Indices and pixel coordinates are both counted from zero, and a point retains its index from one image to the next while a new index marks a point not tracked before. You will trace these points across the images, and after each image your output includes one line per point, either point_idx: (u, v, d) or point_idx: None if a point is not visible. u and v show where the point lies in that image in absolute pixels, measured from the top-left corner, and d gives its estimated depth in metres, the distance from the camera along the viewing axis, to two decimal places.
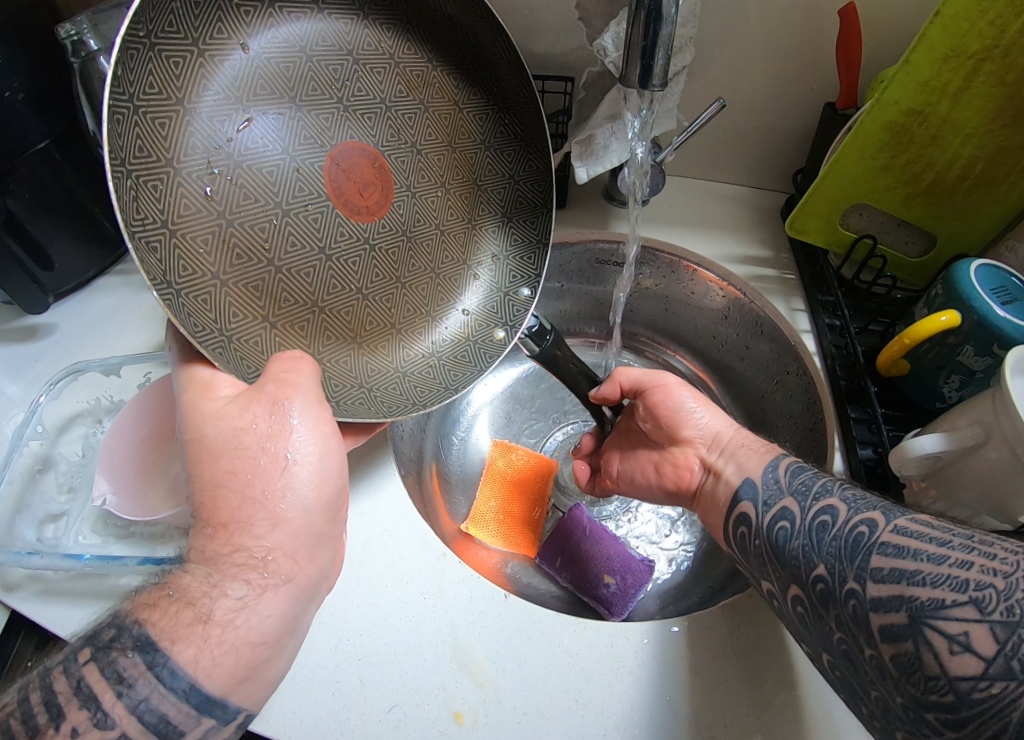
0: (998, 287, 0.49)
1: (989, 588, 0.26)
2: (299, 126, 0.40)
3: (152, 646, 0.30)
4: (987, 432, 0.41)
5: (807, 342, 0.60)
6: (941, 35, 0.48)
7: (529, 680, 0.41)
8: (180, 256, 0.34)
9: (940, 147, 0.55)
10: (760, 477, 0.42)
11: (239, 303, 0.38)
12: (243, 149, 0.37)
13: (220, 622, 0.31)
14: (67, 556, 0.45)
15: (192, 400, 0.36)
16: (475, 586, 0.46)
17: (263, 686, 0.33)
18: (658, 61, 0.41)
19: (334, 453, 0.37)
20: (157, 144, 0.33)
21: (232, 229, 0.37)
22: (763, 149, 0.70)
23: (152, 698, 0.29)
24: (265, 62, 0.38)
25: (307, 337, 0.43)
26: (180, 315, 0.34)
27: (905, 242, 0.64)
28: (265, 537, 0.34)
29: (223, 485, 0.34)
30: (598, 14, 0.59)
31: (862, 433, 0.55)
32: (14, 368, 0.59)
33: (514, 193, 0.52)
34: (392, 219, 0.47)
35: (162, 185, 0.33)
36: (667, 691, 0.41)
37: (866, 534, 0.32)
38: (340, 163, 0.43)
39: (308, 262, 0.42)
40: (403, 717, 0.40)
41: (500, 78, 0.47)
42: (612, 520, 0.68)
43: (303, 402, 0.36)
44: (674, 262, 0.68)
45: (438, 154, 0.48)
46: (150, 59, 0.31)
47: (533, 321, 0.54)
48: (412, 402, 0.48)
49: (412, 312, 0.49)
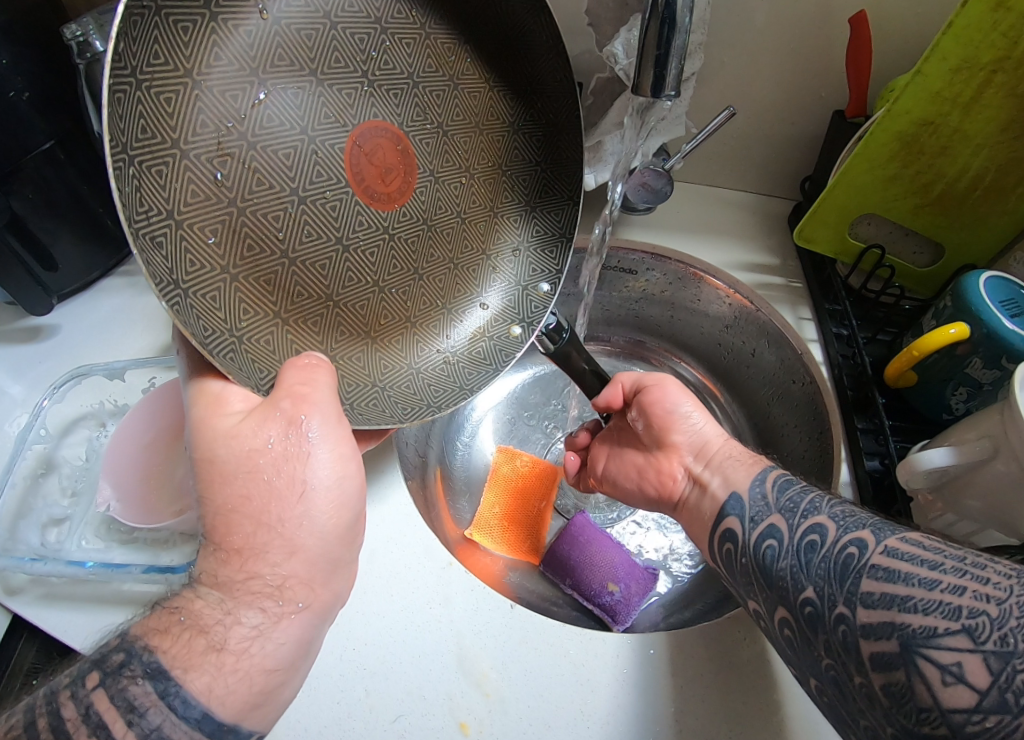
0: (1006, 301, 0.49)
1: (983, 616, 0.26)
2: (317, 103, 0.39)
3: (163, 674, 0.30)
4: (996, 446, 0.41)
5: (815, 352, 0.60)
6: (953, 47, 0.48)
7: (534, 690, 0.41)
8: (186, 248, 0.34)
9: (951, 157, 0.55)
10: (746, 491, 0.41)
11: (249, 298, 0.38)
12: (258, 127, 0.36)
13: (233, 650, 0.32)
14: (70, 562, 0.45)
15: (202, 415, 0.36)
16: (482, 595, 0.46)
17: (274, 709, 0.34)
18: (671, 71, 0.40)
19: (353, 476, 0.37)
20: (161, 124, 0.31)
21: (243, 217, 0.37)
22: (773, 156, 0.70)
23: (164, 726, 0.29)
24: (285, 29, 0.36)
25: (320, 332, 0.43)
26: (188, 316, 0.33)
27: (913, 252, 0.64)
28: (281, 564, 0.34)
29: (237, 511, 0.34)
30: (608, 19, 0.58)
31: (868, 444, 0.55)
32: (17, 370, 0.59)
33: (536, 180, 0.51)
34: (413, 206, 0.46)
35: (168, 168, 0.32)
36: (657, 703, 0.41)
37: (856, 555, 0.32)
38: (361, 146, 0.42)
39: (323, 253, 0.42)
40: (408, 726, 0.40)
41: (535, 56, 0.45)
42: (615, 526, 0.68)
43: (321, 419, 0.36)
44: (683, 270, 0.68)
45: (464, 135, 0.47)
46: (156, 25, 0.30)
47: (551, 318, 0.54)
48: (426, 403, 0.48)
49: (428, 305, 0.49)
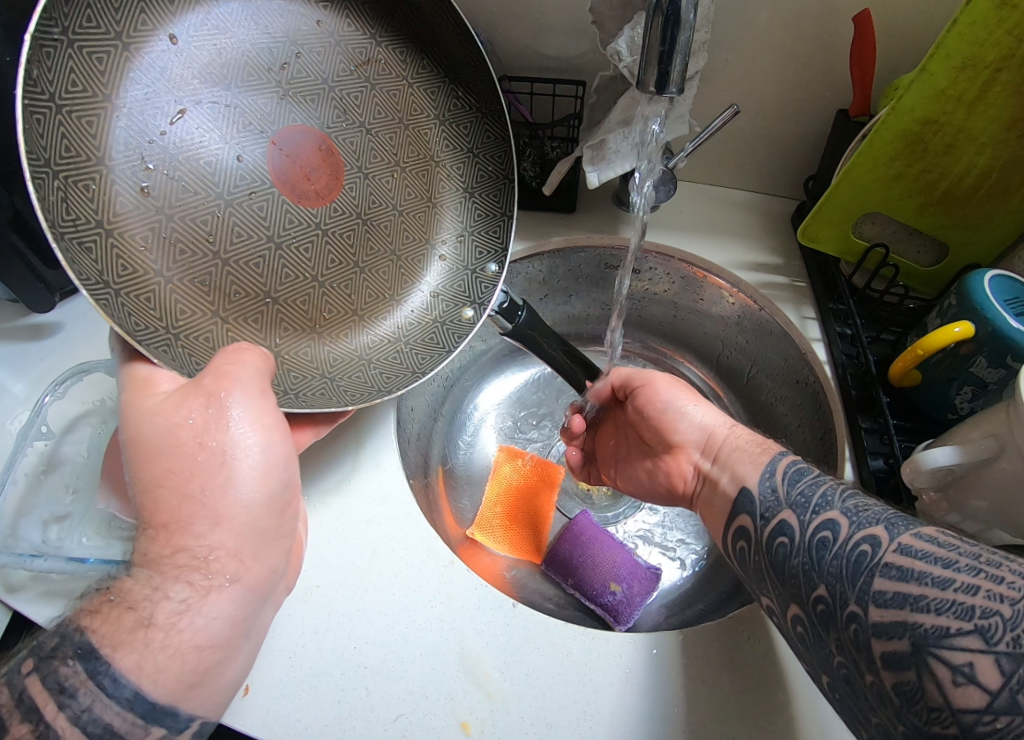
0: (1014, 298, 0.48)
1: (996, 616, 0.25)
2: (236, 114, 0.44)
3: (93, 653, 0.30)
4: (1001, 444, 0.41)
5: (818, 351, 0.60)
6: (958, 44, 0.47)
7: (537, 689, 0.41)
8: (117, 253, 0.39)
9: (956, 155, 0.55)
10: (756, 487, 0.41)
11: (185, 298, 0.42)
12: (178, 141, 0.41)
13: (162, 626, 0.31)
14: (72, 559, 0.46)
15: (131, 397, 0.37)
16: (486, 594, 0.46)
17: (217, 691, 0.33)
18: (676, 67, 0.40)
19: (279, 445, 0.37)
20: (84, 143, 0.36)
21: (172, 224, 0.42)
22: (774, 155, 0.70)
23: (95, 708, 0.29)
24: (194, 51, 0.41)
25: (261, 329, 0.46)
26: (117, 311, 0.38)
27: (917, 251, 0.64)
28: (207, 536, 0.34)
29: (163, 485, 0.34)
30: (613, 18, 0.57)
31: (873, 443, 0.54)
32: (19, 367, 0.59)
33: (474, 167, 0.54)
34: (345, 202, 0.50)
35: (94, 183, 0.37)
36: (665, 703, 0.41)
37: (869, 552, 0.32)
38: (283, 148, 0.47)
39: (256, 252, 0.46)
40: (409, 725, 0.40)
41: (447, 46, 0.49)
42: (616, 526, 0.68)
43: (242, 393, 0.37)
44: (685, 268, 0.68)
45: (389, 132, 0.51)
46: (70, 56, 0.35)
47: (504, 297, 0.54)
48: (375, 389, 0.49)
49: (375, 297, 0.52)
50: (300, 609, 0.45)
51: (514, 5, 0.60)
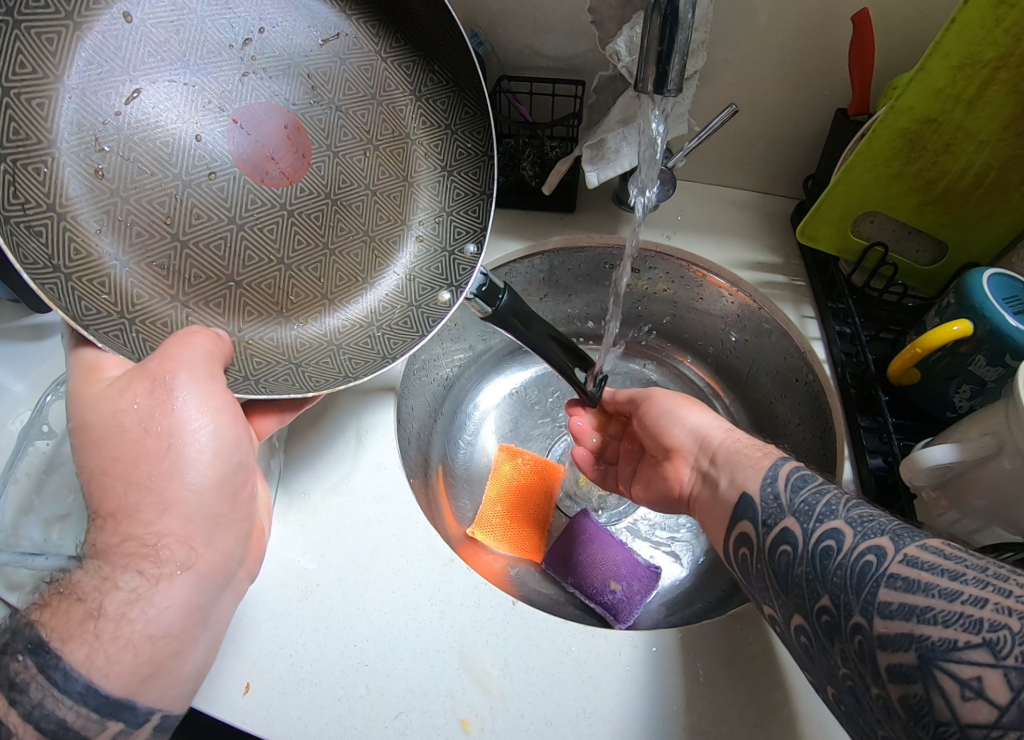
0: (1013, 296, 0.48)
1: (1004, 629, 0.25)
2: (195, 92, 0.44)
3: (43, 646, 0.30)
4: (1000, 443, 0.41)
5: (818, 350, 0.60)
6: (956, 43, 0.48)
7: (538, 687, 0.41)
8: (70, 236, 0.40)
9: (954, 154, 0.55)
10: (757, 493, 0.40)
11: (142, 282, 0.44)
12: (134, 122, 0.42)
13: (112, 617, 0.32)
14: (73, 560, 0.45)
15: (79, 382, 0.38)
16: (485, 592, 0.46)
17: (176, 682, 0.34)
18: (674, 67, 0.40)
19: (227, 427, 0.38)
20: (35, 127, 0.38)
21: (128, 205, 0.43)
22: (773, 154, 0.70)
23: (46, 703, 0.29)
24: (149, 26, 0.41)
25: (223, 312, 0.47)
26: (66, 295, 0.39)
27: (916, 250, 0.64)
28: (155, 522, 0.35)
29: (109, 472, 0.35)
30: (612, 18, 0.57)
31: (872, 441, 0.55)
32: (22, 367, 0.59)
33: (453, 145, 0.52)
34: (313, 182, 0.49)
35: (44, 166, 0.39)
36: (661, 702, 0.41)
37: (874, 563, 0.31)
38: (245, 127, 0.46)
39: (218, 234, 0.47)
40: (410, 723, 0.40)
41: (419, 18, 0.46)
42: (617, 525, 0.68)
43: (187, 375, 0.37)
44: (684, 267, 0.68)
45: (361, 109, 0.50)
46: (17, 38, 0.37)
47: (483, 279, 0.52)
48: (342, 373, 0.49)
49: (345, 279, 0.51)
50: (300, 608, 0.45)
51: (512, 5, 0.60)
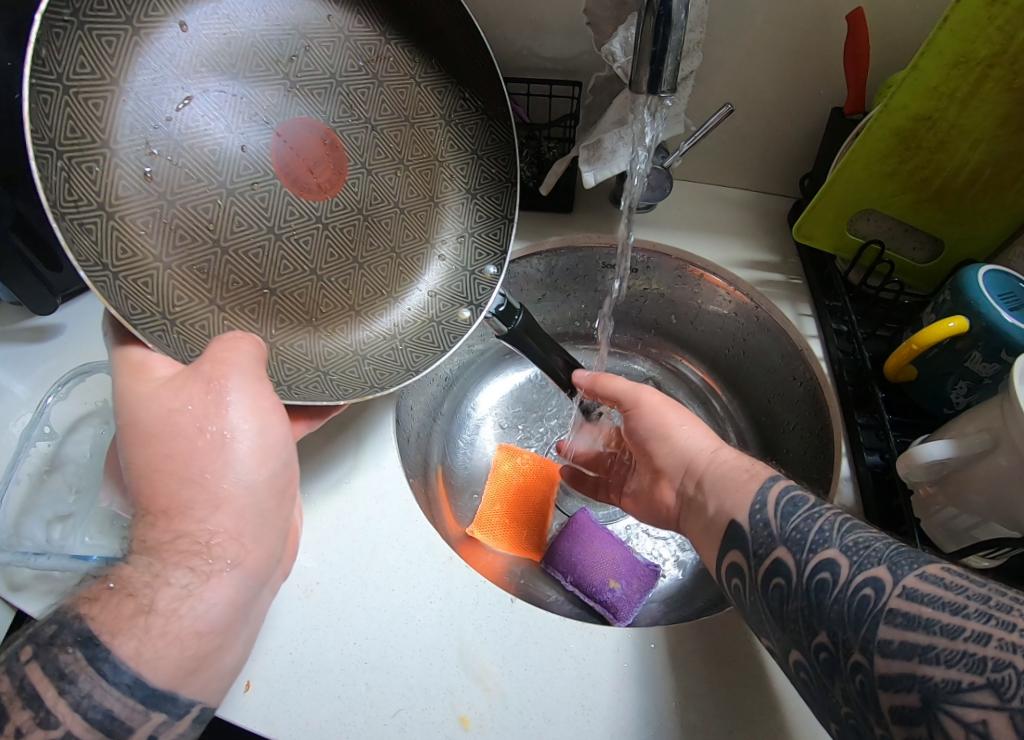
0: (1008, 292, 0.48)
1: (1010, 670, 0.24)
2: (243, 104, 0.44)
3: (92, 640, 0.30)
4: (997, 438, 0.41)
5: (815, 348, 0.61)
6: (950, 41, 0.48)
7: (537, 683, 0.42)
8: (116, 236, 0.39)
9: (949, 152, 0.55)
10: (748, 522, 0.39)
11: (183, 285, 0.42)
12: (184, 128, 0.41)
13: (162, 612, 0.32)
14: (75, 556, 0.46)
15: (126, 381, 0.38)
16: (483, 589, 0.46)
17: (215, 677, 0.34)
18: (667, 67, 0.41)
19: (276, 426, 0.38)
20: (90, 125, 0.37)
21: (173, 209, 0.42)
22: (771, 153, 0.70)
23: (95, 694, 0.30)
24: (204, 39, 0.41)
25: (257, 319, 0.47)
26: (114, 295, 0.38)
27: (913, 248, 0.64)
28: (208, 520, 0.35)
29: (162, 472, 0.35)
30: (607, 19, 0.57)
31: (870, 439, 0.55)
32: (23, 369, 0.59)
33: (479, 168, 0.54)
34: (346, 197, 0.50)
35: (97, 166, 0.37)
36: (654, 697, 0.41)
37: (872, 598, 0.30)
38: (287, 140, 0.46)
39: (255, 242, 0.46)
40: (408, 720, 0.40)
41: (452, 46, 0.49)
42: (616, 524, 0.68)
43: (239, 378, 0.37)
44: (682, 267, 0.69)
45: (394, 130, 0.51)
46: (80, 37, 0.35)
47: (500, 299, 0.55)
48: (369, 384, 0.50)
49: (373, 293, 0.52)
50: (301, 606, 0.45)
51: (510, 8, 0.60)
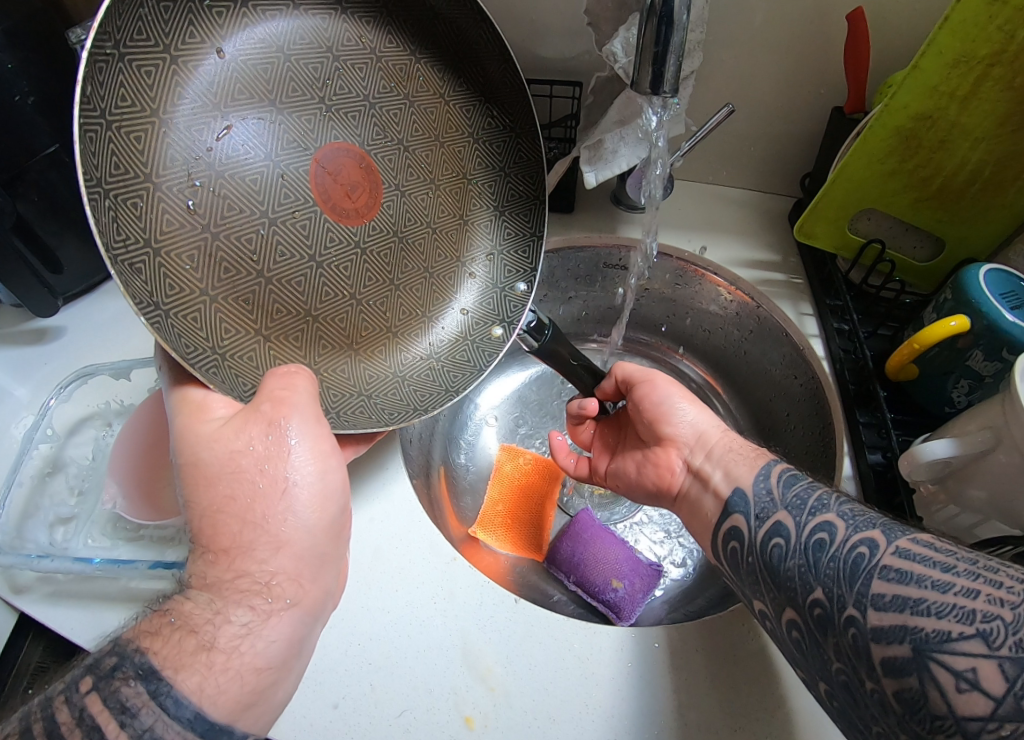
0: (1009, 292, 0.48)
1: (997, 620, 0.26)
2: (281, 130, 0.42)
3: (155, 674, 0.30)
4: (998, 438, 0.41)
5: (817, 347, 0.61)
6: (950, 41, 0.48)
7: (541, 685, 0.41)
8: (164, 274, 0.37)
9: (950, 151, 0.55)
10: (750, 487, 0.40)
11: (229, 318, 0.40)
12: (225, 158, 0.39)
13: (224, 649, 0.32)
14: (77, 559, 0.45)
15: (185, 421, 0.37)
16: (487, 591, 0.46)
17: (268, 709, 0.34)
18: (670, 68, 0.41)
19: (335, 470, 0.38)
20: (133, 160, 0.34)
21: (217, 242, 0.40)
22: (772, 154, 0.70)
23: (156, 727, 0.29)
24: (243, 65, 0.40)
25: (302, 347, 0.45)
26: (168, 336, 0.36)
27: (914, 246, 0.65)
28: (269, 561, 0.35)
29: (222, 512, 0.35)
30: (607, 19, 0.58)
31: (871, 437, 0.55)
32: (23, 373, 0.59)
33: (505, 186, 0.54)
34: (383, 220, 0.49)
35: (142, 201, 0.35)
36: (655, 698, 0.41)
37: (867, 555, 0.31)
38: (325, 166, 0.45)
39: (298, 270, 0.45)
40: (414, 720, 0.40)
41: (486, 68, 0.49)
42: (620, 524, 0.68)
43: (299, 419, 0.37)
44: (684, 267, 0.69)
45: (426, 150, 0.50)
46: (121, 70, 0.33)
47: (532, 316, 0.55)
48: (412, 407, 0.50)
49: (408, 314, 0.51)
50: None
51: (510, 8, 0.60)
